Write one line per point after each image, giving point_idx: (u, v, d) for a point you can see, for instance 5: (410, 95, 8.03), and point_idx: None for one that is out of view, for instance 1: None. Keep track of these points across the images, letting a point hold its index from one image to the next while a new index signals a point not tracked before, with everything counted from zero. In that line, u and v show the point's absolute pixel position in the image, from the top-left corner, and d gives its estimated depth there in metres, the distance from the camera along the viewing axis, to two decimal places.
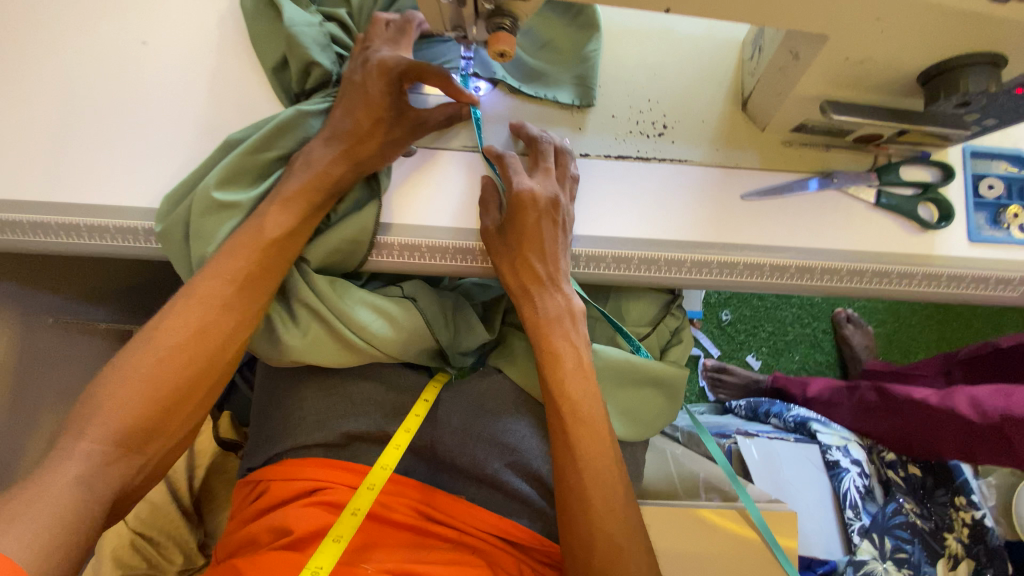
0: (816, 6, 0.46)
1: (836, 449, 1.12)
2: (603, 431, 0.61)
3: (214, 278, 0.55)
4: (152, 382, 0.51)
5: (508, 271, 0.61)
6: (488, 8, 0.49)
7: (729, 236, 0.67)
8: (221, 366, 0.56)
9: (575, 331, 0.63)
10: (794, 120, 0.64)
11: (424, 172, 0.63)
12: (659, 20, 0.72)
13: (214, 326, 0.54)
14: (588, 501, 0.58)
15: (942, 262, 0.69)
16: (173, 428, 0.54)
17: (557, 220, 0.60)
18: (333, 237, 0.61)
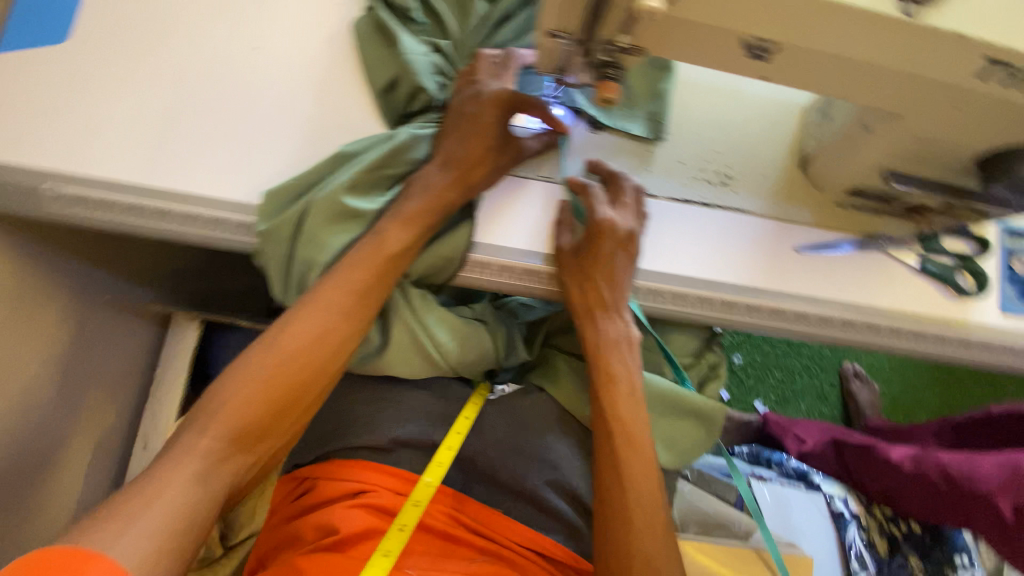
0: (899, 91, 0.51)
1: (838, 499, 1.15)
2: (649, 455, 0.64)
3: (339, 288, 0.61)
4: (269, 385, 0.58)
5: (576, 290, 0.68)
6: (601, 59, 0.53)
7: (781, 284, 0.71)
8: (327, 374, 0.61)
9: (630, 356, 0.69)
10: (851, 184, 0.69)
11: (511, 201, 0.69)
12: (729, 80, 0.78)
13: (329, 335, 0.61)
14: (631, 519, 0.61)
15: (976, 329, 0.73)
16: (281, 429, 0.60)
17: (628, 252, 0.67)
18: (429, 255, 0.68)
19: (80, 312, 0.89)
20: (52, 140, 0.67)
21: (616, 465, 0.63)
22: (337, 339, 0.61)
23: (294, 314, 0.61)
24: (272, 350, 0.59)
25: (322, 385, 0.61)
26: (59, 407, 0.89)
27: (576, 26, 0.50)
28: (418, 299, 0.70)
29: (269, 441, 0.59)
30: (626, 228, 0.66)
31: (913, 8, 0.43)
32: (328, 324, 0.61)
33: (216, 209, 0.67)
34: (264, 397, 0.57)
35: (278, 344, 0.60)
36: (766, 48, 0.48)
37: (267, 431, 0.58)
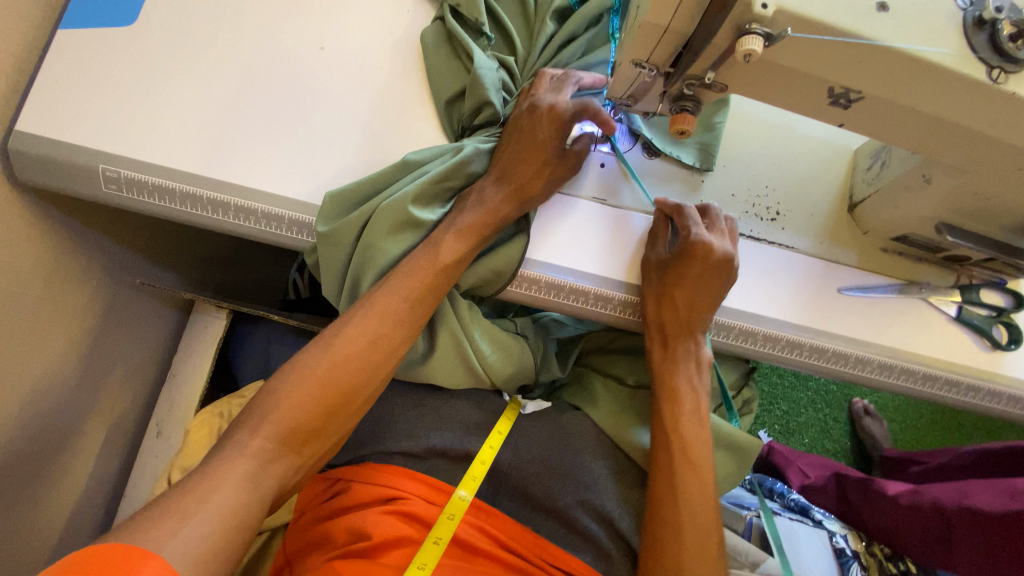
0: (969, 151, 0.52)
1: (840, 535, 1.14)
2: (707, 477, 0.64)
3: (392, 294, 0.62)
4: (322, 387, 0.58)
5: (653, 304, 0.69)
6: (680, 91, 0.54)
7: (822, 323, 0.72)
8: (378, 378, 0.62)
9: (698, 376, 0.69)
10: (898, 232, 0.70)
11: (573, 220, 0.71)
12: (785, 118, 0.78)
13: (383, 340, 0.62)
14: (684, 538, 0.61)
15: (1007, 381, 0.74)
16: (329, 433, 0.60)
17: (717, 280, 0.67)
18: (481, 268, 0.68)
19: (110, 295, 0.88)
20: (115, 122, 0.67)
21: (673, 480, 0.63)
22: (389, 345, 0.62)
23: (349, 318, 0.62)
24: (328, 354, 0.60)
25: (372, 388, 0.62)
26: (81, 387, 0.87)
27: (662, 57, 0.51)
28: (463, 307, 0.72)
29: (315, 444, 0.58)
30: (719, 253, 0.66)
31: (1000, 75, 0.45)
32: (379, 330, 0.62)
33: (274, 206, 0.67)
34: (318, 399, 0.58)
35: (334, 348, 0.60)
36: (849, 97, 0.49)
37: (314, 432, 0.58)
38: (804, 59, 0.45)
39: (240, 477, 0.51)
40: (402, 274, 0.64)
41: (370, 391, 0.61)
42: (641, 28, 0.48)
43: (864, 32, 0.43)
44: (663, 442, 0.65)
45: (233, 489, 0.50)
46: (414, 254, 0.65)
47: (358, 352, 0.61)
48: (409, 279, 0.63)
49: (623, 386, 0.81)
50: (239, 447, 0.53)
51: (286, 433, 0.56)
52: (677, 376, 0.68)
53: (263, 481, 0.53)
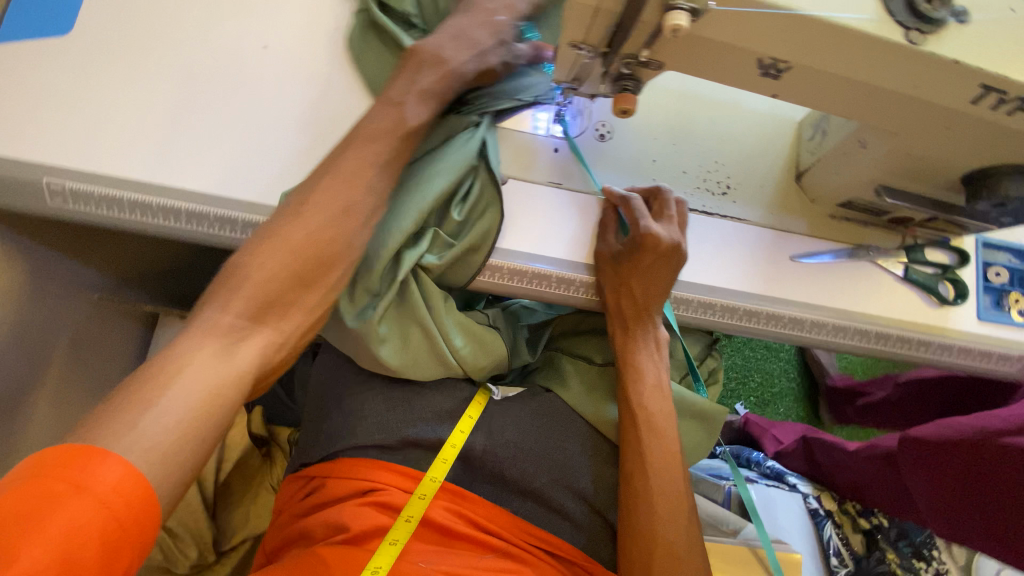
0: (898, 112, 0.54)
1: (813, 497, 1.19)
2: (672, 446, 0.65)
3: (353, 184, 0.57)
4: (289, 256, 0.53)
5: (611, 294, 0.70)
6: (620, 72, 0.55)
7: (776, 290, 0.74)
8: (355, 247, 0.57)
9: (659, 356, 0.70)
10: (844, 197, 0.73)
11: (533, 211, 0.73)
12: (731, 94, 0.80)
13: (356, 207, 0.57)
14: (654, 509, 0.62)
15: (955, 334, 0.77)
16: (308, 304, 0.55)
17: (670, 265, 0.68)
18: (456, 247, 0.67)
19: (66, 312, 0.86)
20: (55, 133, 0.65)
21: (641, 450, 0.65)
22: (360, 216, 0.57)
23: (307, 194, 0.56)
24: (290, 226, 0.54)
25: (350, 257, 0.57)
26: (45, 408, 0.86)
27: (597, 39, 0.52)
28: (437, 293, 0.71)
29: (293, 316, 0.54)
30: (668, 242, 0.67)
31: (917, 36, 0.46)
32: (347, 200, 0.56)
33: (227, 208, 0.66)
34: (288, 268, 0.53)
35: (301, 219, 0.54)
36: (778, 67, 0.50)
37: (286, 303, 0.53)
38: (731, 32, 0.47)
39: (210, 355, 0.47)
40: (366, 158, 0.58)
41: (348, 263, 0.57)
42: (574, 11, 0.49)
43: (785, 3, 0.44)
44: (631, 415, 0.67)
45: (204, 372, 0.46)
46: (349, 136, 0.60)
47: (328, 225, 0.55)
48: (370, 147, 0.58)
49: (593, 365, 0.83)
50: (204, 326, 0.48)
51: (253, 306, 0.51)
52: (637, 357, 0.69)
53: (235, 361, 0.49)
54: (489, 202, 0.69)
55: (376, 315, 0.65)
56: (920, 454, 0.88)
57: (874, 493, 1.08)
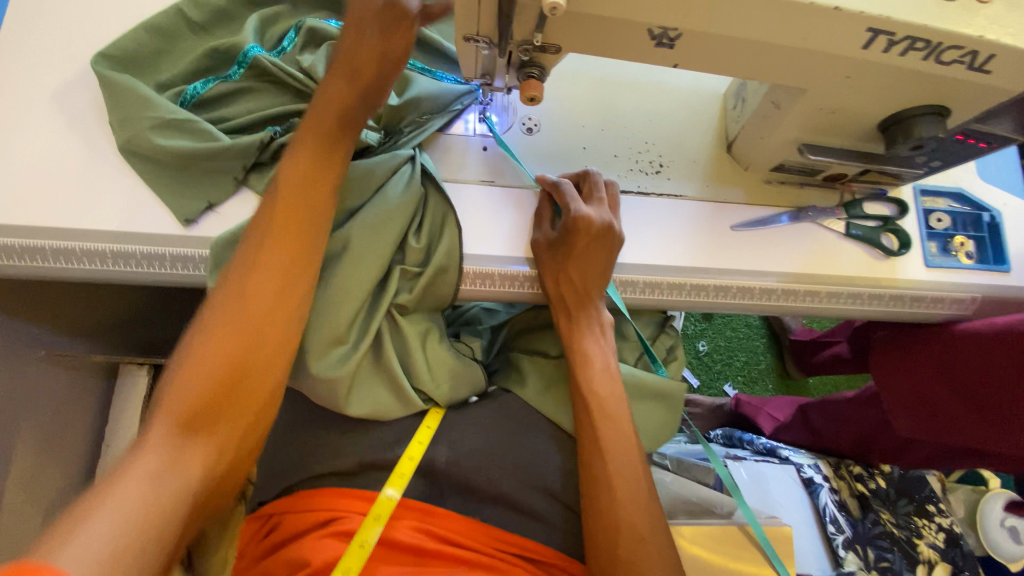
0: (801, 65, 0.54)
1: (808, 466, 1.17)
2: (626, 426, 0.67)
3: (270, 251, 0.58)
4: (205, 359, 0.54)
5: (552, 281, 0.70)
6: (521, 59, 0.56)
7: (720, 260, 0.74)
8: (277, 325, 0.57)
9: (604, 339, 0.72)
10: (774, 162, 0.73)
11: (475, 217, 0.72)
12: (653, 75, 0.80)
13: (269, 283, 0.57)
14: (615, 491, 0.64)
15: (904, 284, 0.77)
16: (240, 403, 0.56)
17: (607, 248, 0.68)
18: (425, 277, 0.68)
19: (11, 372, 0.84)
20: None
21: (596, 438, 0.66)
22: (272, 292, 0.57)
23: (221, 287, 0.58)
24: (204, 331, 0.56)
25: (273, 336, 0.57)
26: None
27: (489, 29, 0.52)
28: (415, 332, 0.72)
29: (224, 420, 0.55)
30: (599, 223, 0.67)
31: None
32: (254, 290, 0.57)
33: (153, 243, 0.65)
34: (208, 377, 0.54)
35: (209, 331, 0.56)
36: (670, 35, 0.51)
37: (217, 411, 0.54)
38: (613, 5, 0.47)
39: (142, 478, 0.49)
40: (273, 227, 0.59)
41: (275, 344, 0.57)
42: (459, 3, 0.49)
43: None
44: (585, 404, 0.68)
45: (137, 492, 0.49)
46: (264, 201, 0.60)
47: (238, 312, 0.56)
48: (273, 226, 0.58)
49: (548, 359, 0.82)
50: (138, 448, 0.51)
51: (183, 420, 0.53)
52: (586, 344, 0.70)
53: (178, 477, 0.52)
54: (445, 228, 0.69)
55: (350, 364, 0.66)
56: (889, 352, 0.91)
57: (883, 443, 1.12)
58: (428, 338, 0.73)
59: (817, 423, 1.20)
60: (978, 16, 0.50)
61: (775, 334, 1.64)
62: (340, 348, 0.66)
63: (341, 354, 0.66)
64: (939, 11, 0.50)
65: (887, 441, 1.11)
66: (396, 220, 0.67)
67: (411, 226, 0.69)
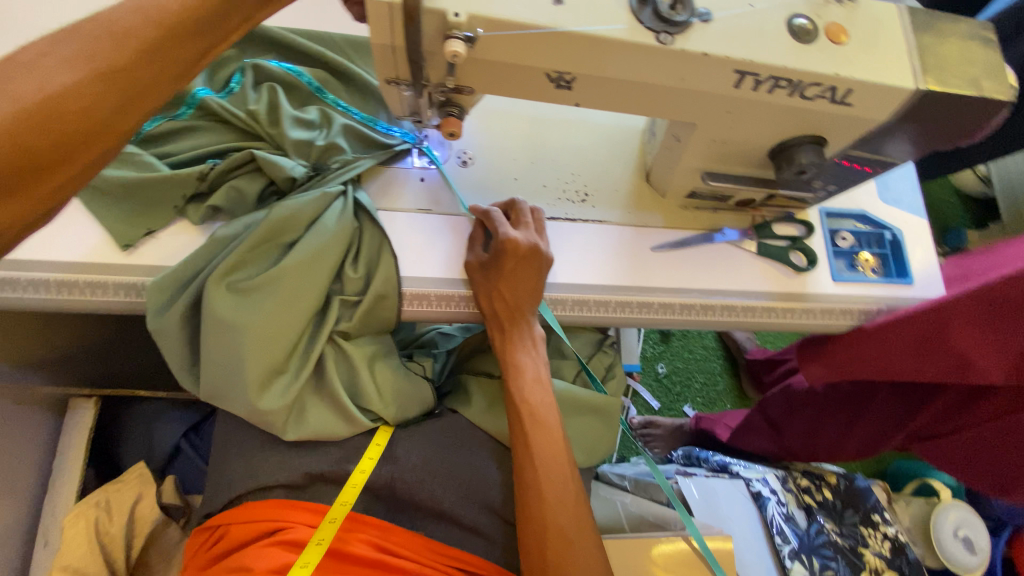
0: (686, 101, 0.61)
1: (756, 480, 1.20)
2: (558, 435, 0.72)
3: (129, 31, 0.45)
4: (16, 116, 0.40)
5: (485, 300, 0.74)
6: (440, 99, 0.62)
7: (644, 279, 0.79)
8: (121, 123, 0.46)
9: (535, 352, 0.76)
10: (687, 188, 0.80)
11: (415, 243, 0.76)
12: (577, 113, 0.88)
13: (127, 71, 0.45)
14: (543, 493, 0.69)
15: (815, 298, 0.84)
16: (45, 186, 0.44)
17: (535, 268, 0.73)
18: (365, 301, 0.72)
19: None
20: None
21: (528, 449, 0.70)
22: (139, 83, 0.46)
23: (65, 32, 0.43)
24: (28, 74, 0.41)
25: (109, 132, 0.46)
26: None
27: (407, 75, 0.58)
28: (362, 353, 0.75)
29: (13, 203, 0.42)
30: (526, 245, 0.71)
31: (667, 37, 0.54)
32: (116, 59, 0.44)
33: (97, 273, 0.68)
34: (21, 143, 0.40)
35: (36, 78, 0.41)
36: (565, 78, 0.58)
37: (4, 191, 0.41)
38: (511, 51, 0.54)
39: None
40: (171, 7, 0.46)
41: (107, 140, 0.46)
42: (377, 51, 0.56)
43: (544, 24, 0.52)
44: (519, 417, 0.72)
45: None
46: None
47: (85, 82, 0.43)
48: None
49: (491, 378, 0.87)
50: None
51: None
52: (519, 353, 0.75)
53: None
54: (385, 255, 0.73)
55: (295, 388, 0.70)
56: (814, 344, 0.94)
57: (829, 436, 1.15)
58: (376, 360, 0.76)
59: (772, 417, 1.23)
60: (829, 59, 0.58)
61: (730, 354, 1.71)
62: (283, 377, 0.70)
63: (283, 383, 0.70)
64: (796, 54, 0.57)
65: (833, 433, 1.14)
66: (334, 250, 0.71)
67: (349, 255, 0.74)
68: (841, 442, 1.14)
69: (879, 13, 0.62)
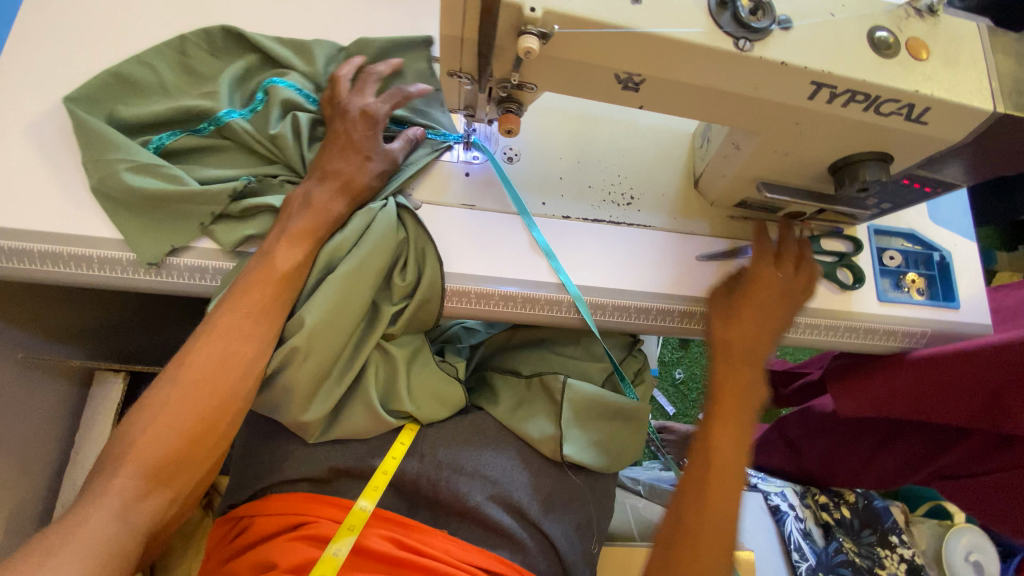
0: (751, 112, 0.60)
1: (775, 493, 1.19)
2: (733, 490, 0.69)
3: (234, 313, 0.65)
4: (179, 413, 0.62)
5: (720, 325, 0.74)
6: (500, 95, 0.61)
7: (688, 288, 0.78)
8: (243, 391, 0.65)
9: (752, 394, 0.74)
10: (737, 198, 0.78)
11: (458, 245, 0.74)
12: (627, 113, 0.86)
13: (235, 357, 0.65)
14: (701, 533, 0.66)
15: (859, 316, 0.82)
16: (200, 455, 0.64)
17: (777, 311, 0.74)
18: (411, 307, 0.73)
19: None
20: None
21: (701, 510, 0.67)
22: (247, 357, 0.65)
23: (203, 344, 0.65)
24: (180, 381, 0.63)
25: (239, 404, 0.65)
26: None
27: (471, 66, 0.57)
28: (395, 349, 0.75)
29: (185, 475, 0.63)
30: (781, 285, 0.75)
31: (746, 44, 0.53)
32: (228, 351, 0.65)
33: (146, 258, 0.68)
34: (177, 427, 0.62)
35: (183, 381, 0.63)
36: (634, 80, 0.56)
37: (180, 464, 0.62)
38: (584, 48, 0.52)
39: (111, 519, 0.57)
40: (249, 293, 0.66)
41: (239, 406, 0.65)
42: (443, 40, 0.54)
43: (619, 22, 0.50)
44: (707, 463, 0.70)
45: (102, 531, 0.56)
46: (251, 267, 0.67)
47: (212, 369, 0.64)
48: (248, 296, 0.65)
49: (520, 377, 0.85)
50: (100, 490, 0.58)
51: (143, 471, 0.60)
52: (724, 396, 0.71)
53: (137, 516, 0.59)
54: (430, 261, 0.71)
55: (339, 389, 0.71)
56: (840, 368, 0.92)
57: (849, 464, 1.13)
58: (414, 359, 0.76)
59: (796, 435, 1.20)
60: (909, 76, 0.56)
61: None
62: (327, 383, 0.71)
63: (325, 391, 0.71)
64: (875, 68, 0.55)
65: (854, 460, 1.12)
66: (382, 256, 0.70)
67: (396, 264, 0.73)
68: (862, 474, 1.12)
69: (960, 28, 0.60)
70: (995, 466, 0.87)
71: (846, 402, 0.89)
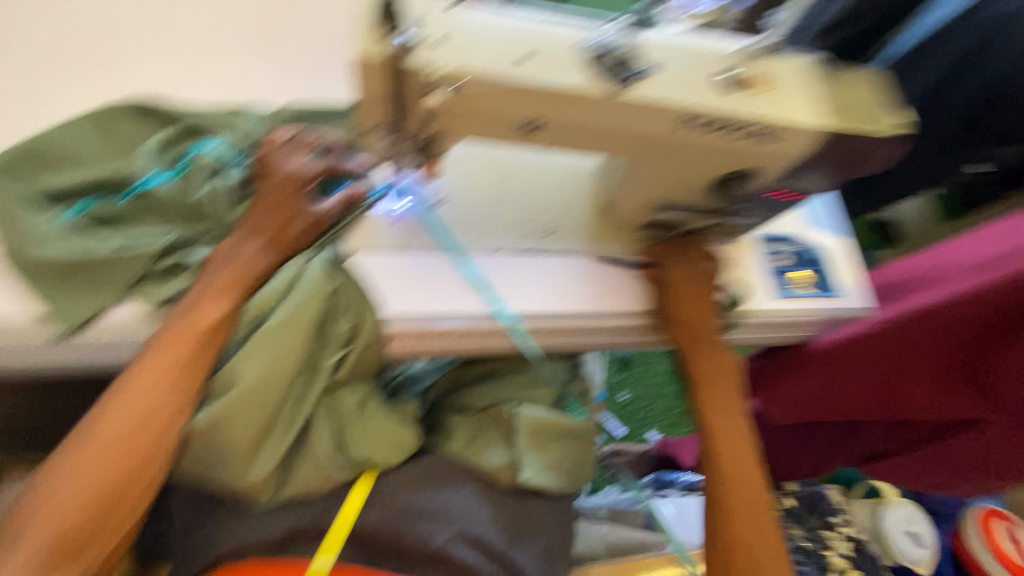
0: (640, 143, 0.68)
1: None
2: (746, 459, 0.77)
3: (154, 368, 0.63)
4: (91, 477, 0.58)
5: (669, 327, 0.84)
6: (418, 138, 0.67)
7: (615, 304, 0.85)
8: (163, 449, 0.61)
9: (728, 373, 0.82)
10: (642, 220, 0.87)
11: (395, 287, 0.79)
12: (535, 155, 0.94)
13: (156, 412, 0.61)
14: (730, 511, 0.73)
15: (760, 312, 0.91)
16: (116, 522, 0.59)
17: (703, 297, 0.84)
18: (352, 352, 0.75)
19: None
20: None
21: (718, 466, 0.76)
22: (168, 413, 0.62)
23: (118, 400, 0.61)
24: (91, 441, 0.59)
25: (159, 463, 0.61)
26: None
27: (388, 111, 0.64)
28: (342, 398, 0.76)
29: (97, 547, 0.58)
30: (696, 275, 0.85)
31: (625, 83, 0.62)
32: (146, 405, 0.61)
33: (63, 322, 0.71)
34: (87, 492, 0.57)
35: (95, 439, 0.59)
36: (537, 123, 0.64)
37: (91, 538, 0.58)
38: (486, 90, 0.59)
39: None
40: (180, 356, 0.64)
41: (160, 465, 0.61)
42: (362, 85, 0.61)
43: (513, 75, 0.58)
44: (710, 445, 0.78)
45: None
46: (174, 323, 0.66)
47: (129, 427, 0.60)
48: (168, 350, 0.64)
49: (472, 411, 0.89)
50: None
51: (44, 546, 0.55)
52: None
53: None
54: (365, 304, 0.75)
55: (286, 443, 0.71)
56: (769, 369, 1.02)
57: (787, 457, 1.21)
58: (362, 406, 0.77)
59: None
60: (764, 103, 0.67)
61: None
62: (271, 439, 0.70)
63: (271, 446, 0.70)
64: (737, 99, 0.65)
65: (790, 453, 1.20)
66: (317, 301, 0.72)
67: (335, 313, 0.74)
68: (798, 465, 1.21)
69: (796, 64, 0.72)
70: (909, 438, 0.99)
71: (776, 406, 1.00)
